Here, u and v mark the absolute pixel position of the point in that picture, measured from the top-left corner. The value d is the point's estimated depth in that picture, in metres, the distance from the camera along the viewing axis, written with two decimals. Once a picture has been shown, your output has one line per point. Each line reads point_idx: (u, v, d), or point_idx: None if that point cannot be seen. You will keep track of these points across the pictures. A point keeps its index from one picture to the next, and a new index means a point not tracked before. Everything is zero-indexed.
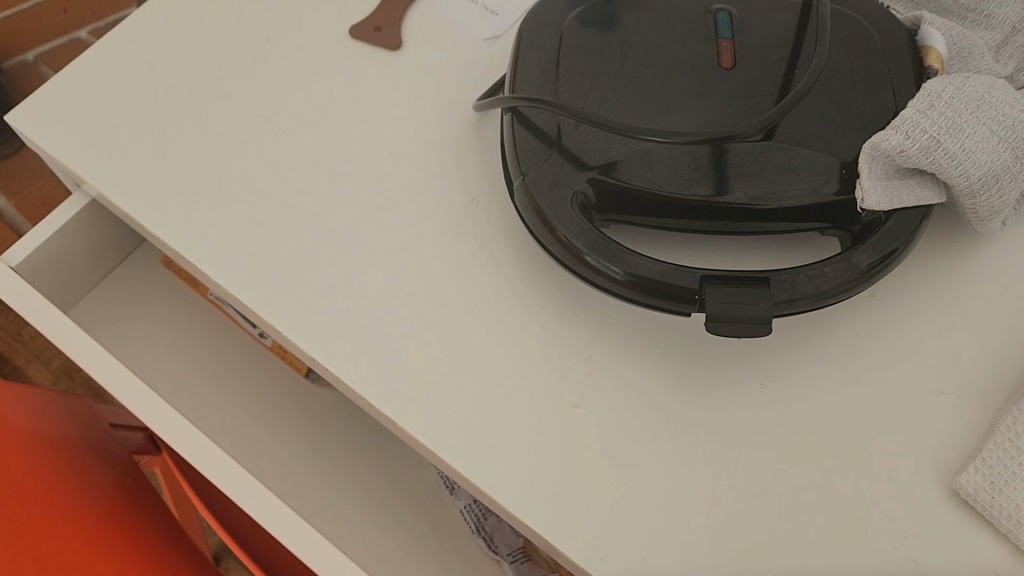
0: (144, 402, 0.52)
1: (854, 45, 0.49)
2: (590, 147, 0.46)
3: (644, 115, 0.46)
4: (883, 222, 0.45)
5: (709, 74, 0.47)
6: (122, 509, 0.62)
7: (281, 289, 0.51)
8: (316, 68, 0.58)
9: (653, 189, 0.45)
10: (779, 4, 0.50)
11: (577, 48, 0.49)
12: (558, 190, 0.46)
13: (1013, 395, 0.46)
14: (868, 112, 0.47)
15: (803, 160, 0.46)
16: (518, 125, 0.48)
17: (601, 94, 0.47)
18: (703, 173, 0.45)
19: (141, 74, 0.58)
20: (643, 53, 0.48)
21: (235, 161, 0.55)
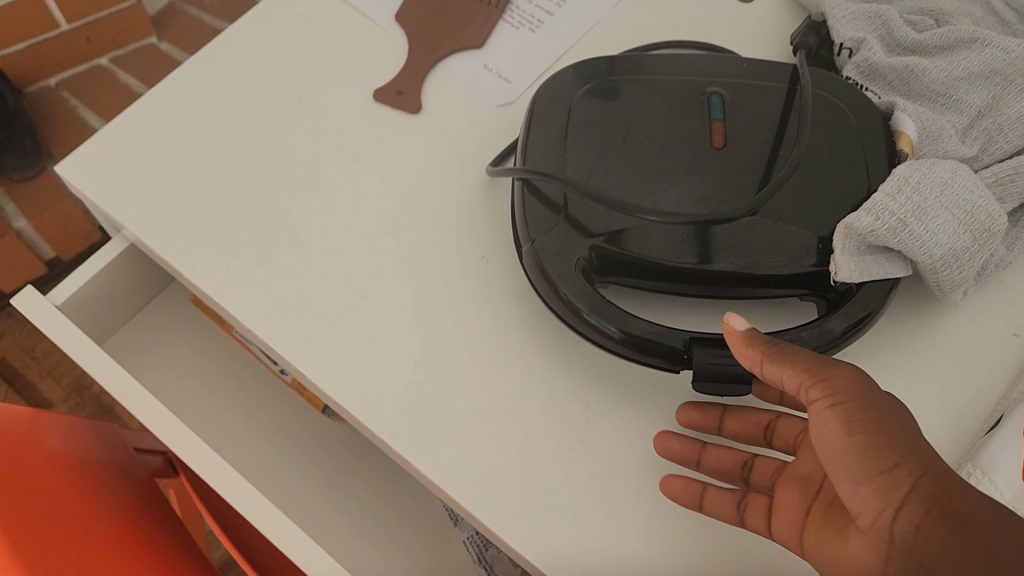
0: (175, 436, 0.57)
1: (834, 128, 0.54)
2: (593, 217, 0.51)
3: (640, 192, 0.51)
4: (855, 292, 0.51)
5: (700, 155, 0.53)
6: (143, 527, 0.66)
7: (308, 334, 0.56)
8: (342, 128, 0.63)
9: (648, 258, 0.50)
10: (767, 89, 0.55)
11: (582, 126, 0.54)
12: (563, 256, 0.51)
13: (969, 448, 0.51)
14: (844, 191, 0.52)
15: (783, 234, 0.51)
16: (527, 195, 0.53)
17: (603, 170, 0.52)
18: (694, 245, 0.50)
19: (179, 132, 0.63)
20: (642, 132, 0.54)
21: (265, 216, 0.60)
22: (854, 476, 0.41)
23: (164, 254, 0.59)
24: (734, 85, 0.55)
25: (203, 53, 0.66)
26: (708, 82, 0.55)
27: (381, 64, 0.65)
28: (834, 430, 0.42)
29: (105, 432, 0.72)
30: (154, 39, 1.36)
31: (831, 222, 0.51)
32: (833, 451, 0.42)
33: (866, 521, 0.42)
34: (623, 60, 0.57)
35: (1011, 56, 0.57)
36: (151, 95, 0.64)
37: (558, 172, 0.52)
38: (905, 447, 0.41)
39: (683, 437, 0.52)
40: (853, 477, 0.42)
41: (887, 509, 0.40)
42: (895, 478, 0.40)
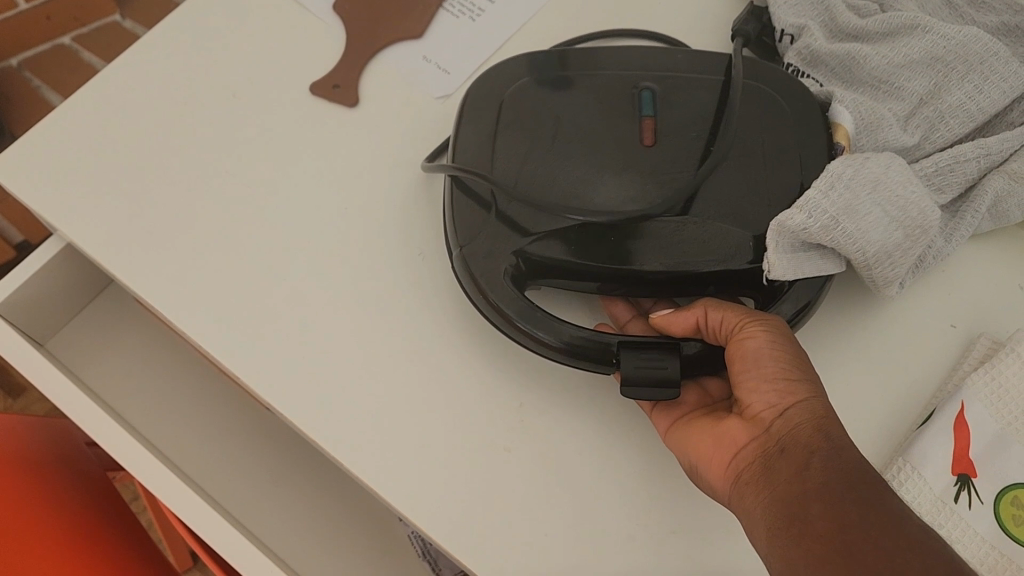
0: (113, 435, 0.56)
1: (769, 120, 0.54)
2: (521, 220, 0.51)
3: (566, 194, 0.51)
4: (790, 291, 0.50)
5: (630, 152, 0.52)
6: (89, 522, 0.66)
7: (241, 335, 0.55)
8: (280, 123, 0.62)
9: (576, 260, 0.50)
10: (703, 82, 0.55)
11: (513, 123, 0.53)
12: (490, 260, 0.50)
13: (900, 442, 0.51)
14: (777, 186, 0.52)
15: (714, 234, 0.50)
16: (456, 198, 0.53)
17: (532, 170, 0.52)
18: (623, 245, 0.50)
19: (114, 129, 0.62)
20: (573, 129, 0.53)
21: (201, 214, 0.59)
22: (762, 377, 0.45)
23: (97, 254, 0.58)
24: (668, 79, 0.55)
25: (140, 49, 0.65)
26: (641, 77, 0.55)
27: (321, 59, 0.65)
28: (764, 346, 0.45)
29: (54, 428, 0.72)
30: (119, 18, 1.32)
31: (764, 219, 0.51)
32: (742, 359, 0.45)
33: (753, 411, 0.45)
34: (558, 55, 0.56)
35: (951, 43, 0.56)
36: (86, 91, 0.63)
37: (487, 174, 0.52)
38: (812, 374, 0.45)
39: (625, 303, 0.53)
40: (759, 379, 0.45)
41: (783, 406, 0.44)
42: (796, 387, 0.44)
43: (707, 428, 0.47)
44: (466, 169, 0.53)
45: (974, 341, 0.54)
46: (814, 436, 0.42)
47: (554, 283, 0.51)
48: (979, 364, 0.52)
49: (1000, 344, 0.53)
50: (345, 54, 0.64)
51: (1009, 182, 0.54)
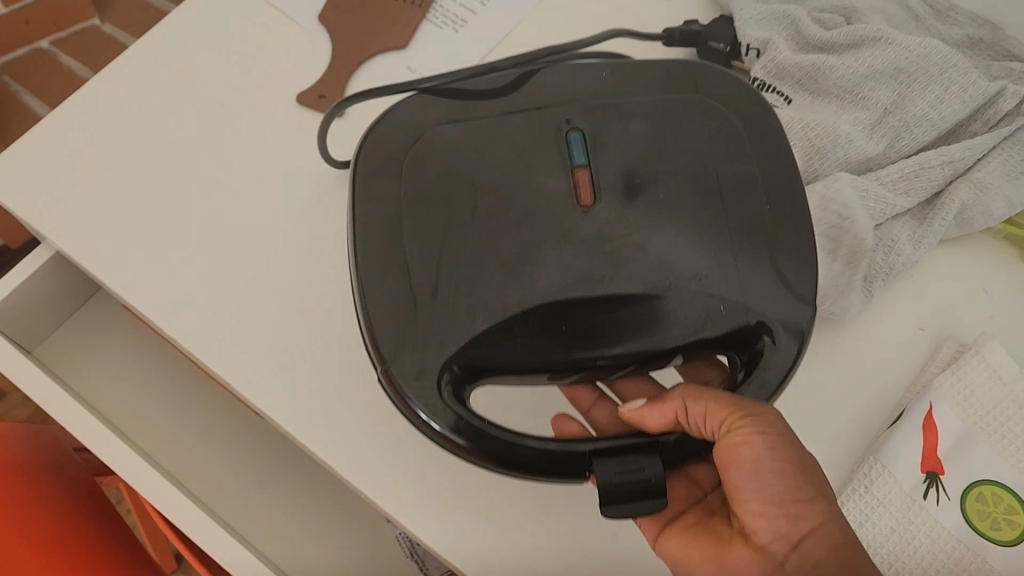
0: (104, 440, 0.57)
1: (711, 169, 0.48)
2: (452, 324, 0.44)
3: (497, 273, 0.44)
4: (770, 352, 0.45)
5: (562, 221, 0.46)
6: (79, 528, 0.67)
7: (231, 342, 0.56)
8: (267, 134, 0.63)
9: (521, 365, 0.43)
10: (627, 117, 0.49)
11: (415, 203, 0.46)
12: (425, 378, 0.43)
13: (872, 442, 0.53)
14: (731, 239, 0.46)
15: (671, 312, 0.44)
16: (372, 313, 0.44)
17: (451, 255, 0.45)
18: (570, 336, 0.44)
19: (102, 138, 0.63)
20: (490, 192, 0.46)
21: (190, 222, 0.60)
22: (763, 496, 0.44)
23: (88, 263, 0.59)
24: (597, 113, 0.49)
25: (128, 59, 0.66)
26: (566, 115, 0.49)
27: (307, 69, 0.66)
28: (767, 459, 0.44)
29: (43, 433, 0.73)
30: (97, 21, 1.32)
31: (718, 286, 0.45)
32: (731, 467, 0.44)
33: (761, 539, 0.45)
34: (457, 98, 0.50)
35: (913, 54, 0.59)
36: (74, 101, 0.64)
37: (401, 273, 0.45)
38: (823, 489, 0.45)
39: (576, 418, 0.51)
40: (764, 505, 0.44)
41: (795, 536, 0.44)
42: (806, 511, 0.44)
43: (712, 553, 0.47)
44: (374, 278, 0.45)
45: (941, 343, 0.56)
46: (830, 566, 0.42)
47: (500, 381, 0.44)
48: (946, 365, 0.54)
49: (965, 346, 0.55)
50: (331, 64, 0.65)
51: (976, 191, 0.56)
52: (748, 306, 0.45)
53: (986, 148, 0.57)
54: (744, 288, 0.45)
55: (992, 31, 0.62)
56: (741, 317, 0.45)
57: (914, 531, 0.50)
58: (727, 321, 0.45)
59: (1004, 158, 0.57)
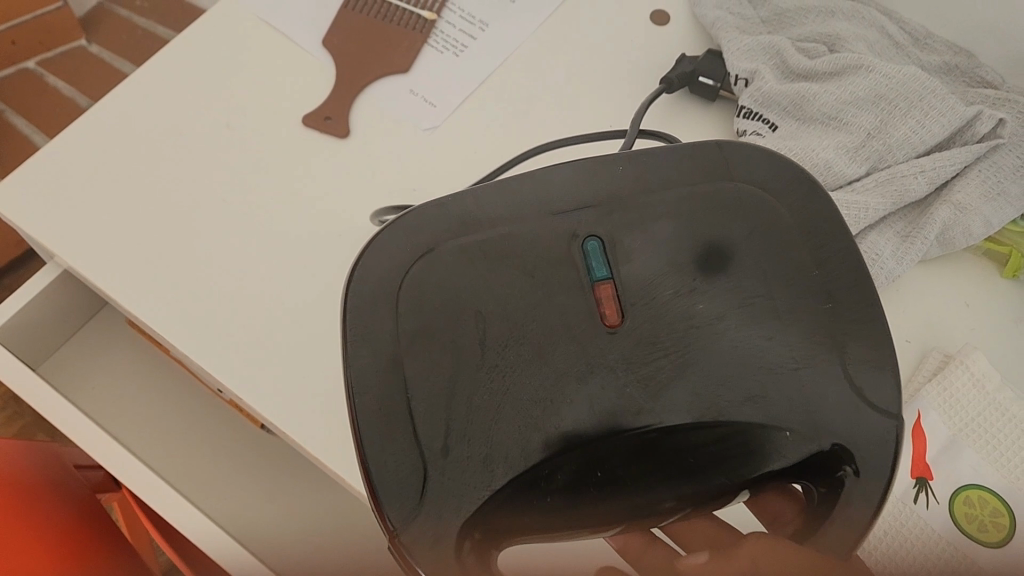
0: (116, 456, 0.58)
1: (739, 283, 0.45)
2: (468, 479, 0.41)
3: (527, 418, 0.42)
4: (850, 485, 0.43)
5: (588, 347, 0.43)
6: (83, 543, 0.68)
7: (242, 358, 0.58)
8: (273, 156, 0.65)
9: (550, 520, 0.41)
10: (650, 233, 0.47)
11: (419, 342, 0.43)
12: (441, 547, 0.40)
13: None
14: (770, 361, 0.44)
15: (710, 457, 0.42)
16: (378, 488, 0.40)
17: (464, 403, 0.42)
18: (603, 484, 0.41)
19: (112, 161, 0.64)
20: (502, 322, 0.44)
21: (200, 243, 0.62)
22: None
23: (99, 282, 0.60)
24: (610, 218, 0.47)
25: (136, 85, 0.68)
26: (577, 221, 0.47)
27: (311, 93, 0.68)
28: None
29: (46, 450, 0.74)
30: (84, 42, 1.31)
31: (763, 423, 0.43)
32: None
33: None
34: (456, 209, 0.46)
35: (891, 82, 0.62)
36: (84, 125, 0.65)
37: (411, 429, 0.41)
38: None
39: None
40: None
41: None
42: None
43: None
44: (382, 436, 0.41)
45: (927, 355, 0.58)
46: None
47: (530, 537, 0.41)
48: (933, 375, 0.57)
49: (950, 356, 0.58)
50: (335, 88, 0.67)
51: (955, 212, 0.59)
52: (815, 434, 0.43)
53: (963, 166, 0.60)
54: (809, 418, 0.43)
55: (967, 58, 0.65)
56: (811, 445, 0.43)
57: (907, 533, 0.52)
58: (775, 453, 0.43)
59: (980, 178, 0.60)
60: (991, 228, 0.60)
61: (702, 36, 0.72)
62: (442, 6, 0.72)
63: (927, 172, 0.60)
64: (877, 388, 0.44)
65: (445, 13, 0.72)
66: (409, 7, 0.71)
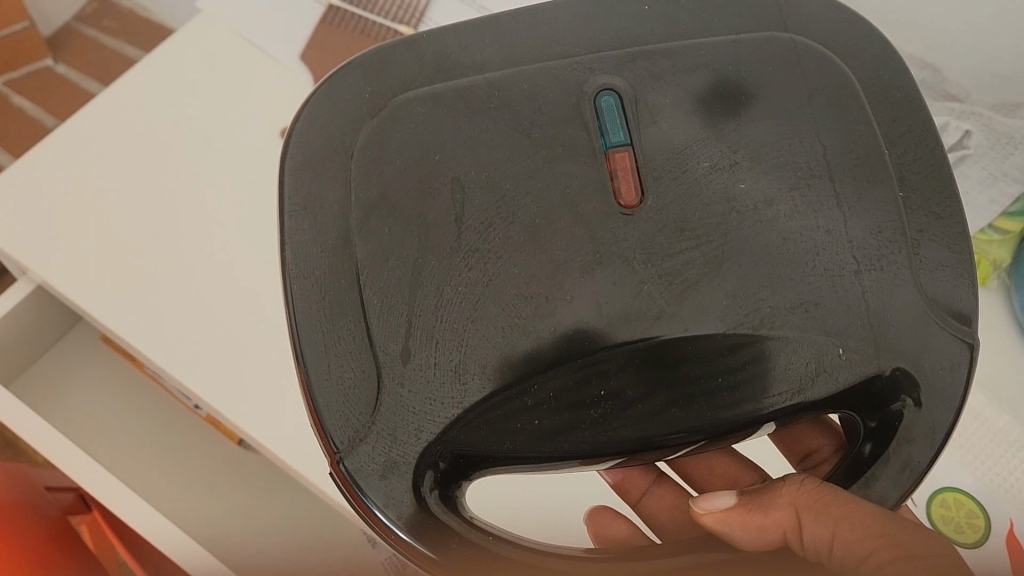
0: (93, 475, 0.58)
1: (779, 168, 0.39)
2: (429, 393, 0.35)
3: (524, 323, 0.36)
4: (910, 416, 0.37)
5: (606, 239, 0.38)
6: (55, 566, 0.67)
7: (222, 371, 0.58)
8: (251, 168, 0.65)
9: (526, 446, 0.36)
10: (674, 97, 0.40)
11: (385, 230, 0.37)
12: (390, 477, 0.35)
13: None
14: (821, 257, 0.38)
15: (738, 373, 0.37)
16: (319, 403, 0.35)
17: (432, 297, 0.36)
18: (592, 404, 0.36)
19: (87, 176, 0.64)
20: (487, 194, 0.38)
21: (178, 255, 0.61)
22: None
23: (77, 297, 0.60)
24: (631, 69, 0.41)
25: (111, 97, 0.67)
26: (595, 68, 0.41)
27: (288, 104, 0.68)
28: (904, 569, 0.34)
29: (16, 470, 0.72)
30: (51, 62, 1.27)
31: (799, 333, 0.37)
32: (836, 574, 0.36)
33: None
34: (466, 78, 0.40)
35: None
36: (59, 139, 0.65)
37: (368, 333, 0.36)
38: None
39: (622, 520, 0.50)
40: None
41: None
42: None
43: None
44: (334, 343, 0.36)
45: None
46: None
47: (504, 469, 0.36)
48: None
49: None
50: None
51: None
52: (875, 348, 0.37)
53: None
54: (864, 330, 0.37)
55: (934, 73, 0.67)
56: (871, 365, 0.37)
57: None
58: (813, 368, 0.37)
59: None
60: None
61: None
62: (419, 20, 0.72)
63: None
64: (924, 334, 0.38)
65: (422, 27, 0.72)
66: (387, 22, 0.72)
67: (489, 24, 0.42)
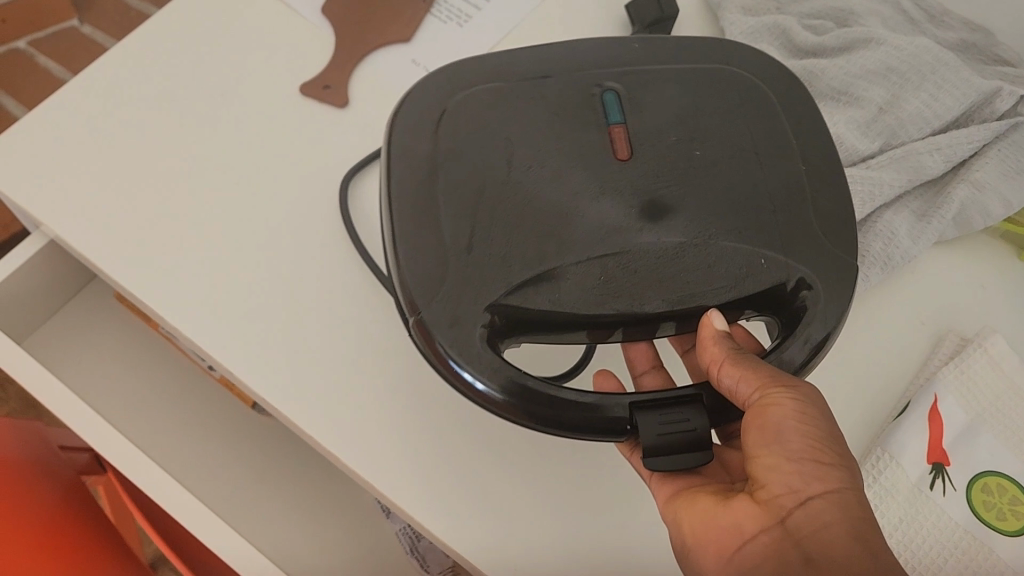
0: (102, 430, 0.57)
1: (796, 249, 0.46)
2: (530, 160, 0.47)
3: (575, 232, 0.45)
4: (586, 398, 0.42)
5: (602, 172, 0.46)
6: (68, 520, 0.67)
7: (231, 329, 0.55)
8: (268, 123, 0.63)
9: (606, 103, 0.49)
10: (720, 157, 0.48)
11: (604, 150, 0.47)
12: (677, 85, 0.50)
13: (882, 430, 0.54)
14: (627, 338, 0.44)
15: (705, 265, 0.45)
16: (503, 122, 0.48)
17: (488, 215, 0.45)
18: (585, 301, 0.43)
19: (98, 128, 0.62)
20: (516, 168, 0.46)
21: (190, 211, 0.60)
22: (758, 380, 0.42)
23: (89, 254, 0.58)
24: (628, 78, 0.50)
25: (128, 52, 0.65)
26: (604, 77, 0.50)
27: (311, 60, 0.66)
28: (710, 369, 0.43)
29: (30, 431, 0.72)
30: (75, 21, 1.24)
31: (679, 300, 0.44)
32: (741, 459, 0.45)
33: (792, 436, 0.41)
34: (533, 114, 0.48)
35: (903, 54, 0.60)
36: (72, 92, 0.64)
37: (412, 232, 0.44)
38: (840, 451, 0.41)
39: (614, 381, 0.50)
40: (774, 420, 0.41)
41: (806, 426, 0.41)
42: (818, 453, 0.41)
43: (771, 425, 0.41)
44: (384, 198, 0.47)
45: (942, 337, 0.58)
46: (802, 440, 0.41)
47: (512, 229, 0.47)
48: (949, 358, 0.56)
49: (965, 340, 0.57)
50: (337, 66, 0.65)
51: (975, 191, 0.57)
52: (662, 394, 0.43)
53: (981, 141, 0.58)
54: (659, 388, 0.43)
55: (985, 36, 0.62)
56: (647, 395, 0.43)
57: (922, 520, 0.51)
58: (781, 343, 0.45)
59: (999, 157, 0.58)
60: (1012, 208, 0.58)
61: (710, 15, 0.69)
62: None
63: (944, 149, 0.58)
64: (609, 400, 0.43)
65: None
66: None
67: (610, 52, 0.51)
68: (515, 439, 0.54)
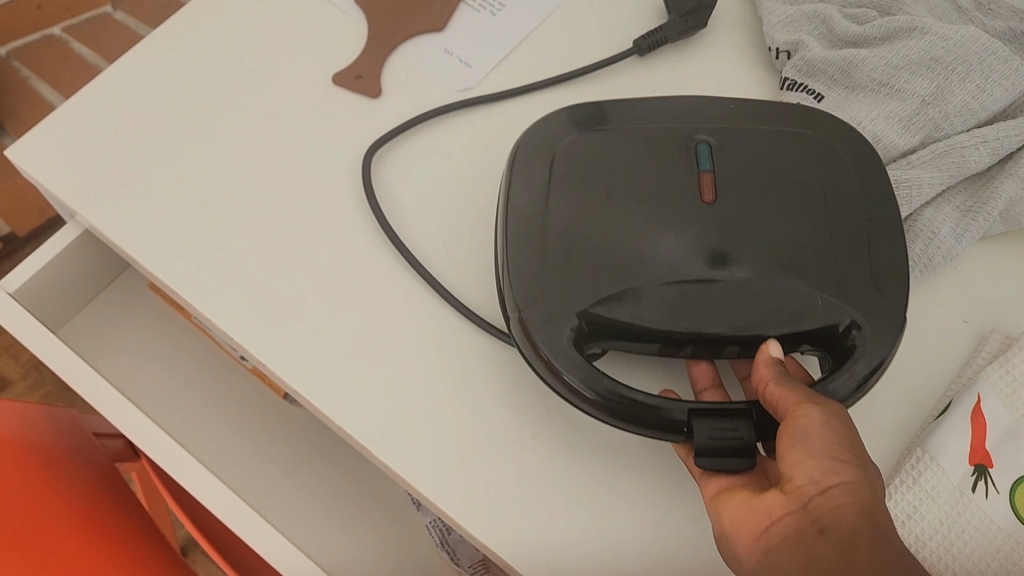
0: (133, 418, 0.57)
1: (855, 292, 0.47)
2: (626, 194, 0.50)
3: (659, 255, 0.47)
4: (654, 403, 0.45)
5: (685, 206, 0.49)
6: (101, 505, 0.67)
7: (262, 320, 0.55)
8: (299, 114, 0.63)
9: (697, 150, 0.51)
10: (795, 201, 0.50)
11: (691, 192, 0.49)
12: (769, 132, 0.52)
13: (923, 430, 0.53)
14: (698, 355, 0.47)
15: (774, 293, 0.47)
16: (607, 163, 0.51)
17: (579, 236, 0.48)
18: (659, 317, 0.46)
19: (131, 117, 0.62)
20: (608, 202, 0.49)
21: (222, 202, 0.59)
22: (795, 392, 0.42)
23: (121, 243, 0.58)
24: (719, 132, 0.52)
25: (160, 42, 0.65)
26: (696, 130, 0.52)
27: (342, 50, 0.66)
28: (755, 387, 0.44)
29: (64, 417, 0.72)
30: (109, 8, 1.24)
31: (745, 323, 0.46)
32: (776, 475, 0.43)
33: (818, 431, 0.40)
34: (630, 162, 0.51)
35: (948, 44, 0.58)
36: (105, 82, 0.64)
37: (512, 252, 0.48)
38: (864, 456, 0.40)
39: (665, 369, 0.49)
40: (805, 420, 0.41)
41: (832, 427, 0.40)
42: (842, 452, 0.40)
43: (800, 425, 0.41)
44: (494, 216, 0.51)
45: (987, 335, 0.56)
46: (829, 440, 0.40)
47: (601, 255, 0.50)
48: (993, 357, 0.54)
49: (1011, 338, 0.55)
50: (368, 56, 0.65)
51: (1020, 186, 0.56)
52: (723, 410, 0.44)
53: None
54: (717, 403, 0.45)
55: None
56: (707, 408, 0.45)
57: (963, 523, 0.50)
58: (827, 374, 0.45)
59: None
60: None
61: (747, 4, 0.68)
62: None
63: (989, 142, 0.56)
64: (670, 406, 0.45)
65: None
66: None
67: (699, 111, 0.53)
68: (545, 434, 0.53)
